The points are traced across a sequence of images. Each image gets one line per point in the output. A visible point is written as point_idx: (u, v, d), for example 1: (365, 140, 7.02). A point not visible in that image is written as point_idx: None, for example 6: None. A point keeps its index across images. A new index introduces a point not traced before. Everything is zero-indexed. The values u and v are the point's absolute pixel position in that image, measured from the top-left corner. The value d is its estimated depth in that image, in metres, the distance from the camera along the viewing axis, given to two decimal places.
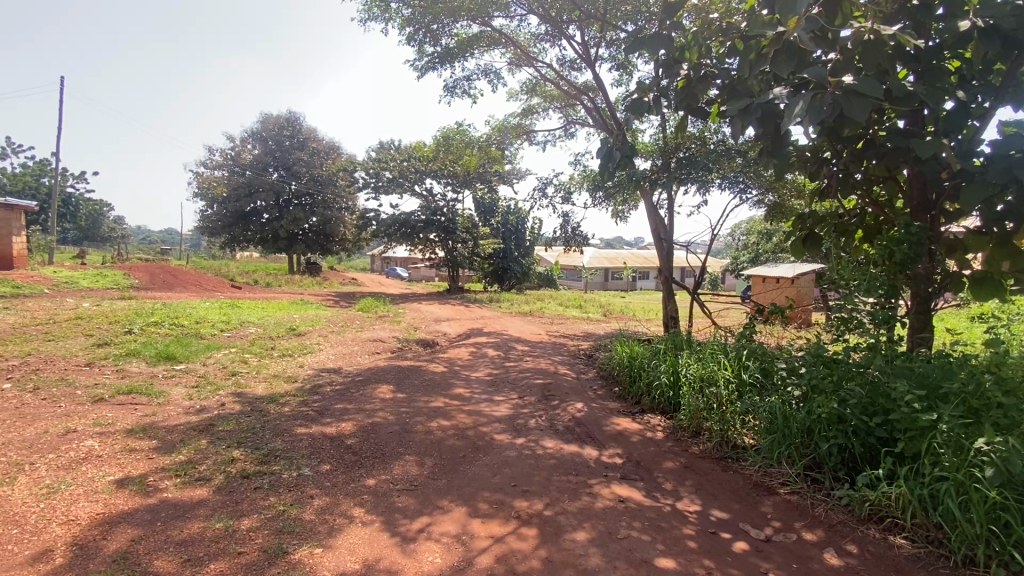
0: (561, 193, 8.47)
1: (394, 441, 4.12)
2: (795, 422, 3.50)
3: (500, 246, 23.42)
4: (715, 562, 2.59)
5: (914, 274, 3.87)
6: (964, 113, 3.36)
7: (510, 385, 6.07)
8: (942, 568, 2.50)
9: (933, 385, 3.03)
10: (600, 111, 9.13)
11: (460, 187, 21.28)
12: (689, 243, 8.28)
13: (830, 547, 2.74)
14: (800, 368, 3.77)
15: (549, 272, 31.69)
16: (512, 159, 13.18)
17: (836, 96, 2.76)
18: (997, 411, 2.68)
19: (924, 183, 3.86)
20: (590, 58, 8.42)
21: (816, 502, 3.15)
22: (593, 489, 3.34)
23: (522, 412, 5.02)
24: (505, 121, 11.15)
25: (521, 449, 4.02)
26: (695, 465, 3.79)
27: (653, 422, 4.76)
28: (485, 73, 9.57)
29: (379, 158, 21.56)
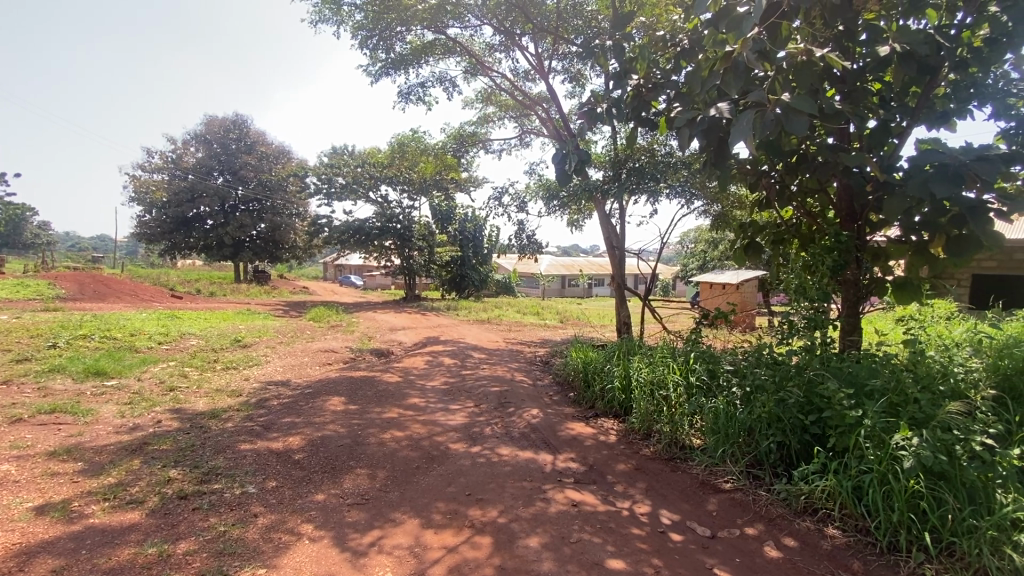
0: (516, 202, 8.53)
1: (345, 454, 4.01)
2: (736, 422, 3.66)
3: (457, 253, 23.30)
4: (664, 561, 2.66)
5: (842, 280, 4.15)
6: (885, 133, 3.63)
7: (466, 393, 6.03)
8: (870, 555, 2.66)
9: (861, 383, 3.25)
10: (553, 122, 9.32)
11: (416, 194, 21.07)
12: (640, 251, 8.52)
13: (769, 541, 2.87)
14: (743, 370, 3.97)
15: (506, 279, 31.82)
16: (469, 167, 13.22)
17: (775, 112, 2.94)
18: (914, 406, 2.91)
19: (850, 195, 4.14)
20: (543, 70, 8.58)
21: (757, 497, 3.29)
22: (546, 495, 3.37)
23: (478, 420, 5.00)
24: (461, 129, 11.18)
25: (476, 457, 4.01)
26: (645, 467, 3.90)
27: (605, 426, 4.85)
28: (440, 81, 9.59)
29: (331, 164, 21.10)
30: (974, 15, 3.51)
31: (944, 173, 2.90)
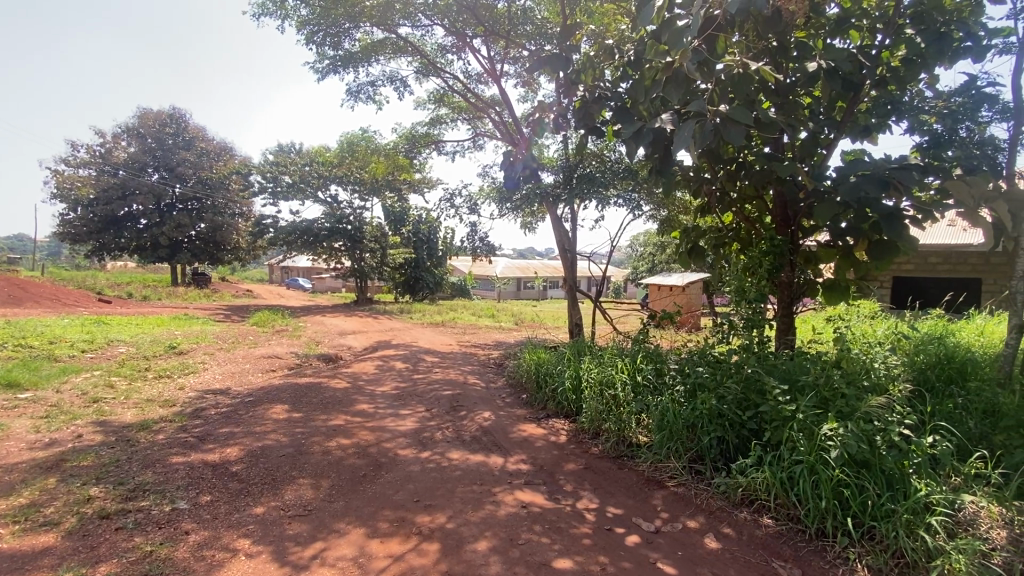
0: (468, 203, 8.50)
1: (287, 464, 3.85)
2: (680, 418, 3.78)
3: (411, 255, 22.95)
4: (609, 557, 2.71)
5: (778, 281, 4.38)
6: (814, 143, 3.88)
7: (417, 398, 5.93)
8: (800, 542, 2.81)
9: (794, 379, 3.43)
10: (506, 125, 9.37)
11: (367, 195, 20.60)
12: (592, 254, 8.70)
13: (710, 533, 2.98)
14: (686, 368, 4.12)
15: (461, 282, 31.65)
16: (421, 168, 13.06)
17: (714, 122, 3.09)
18: (841, 400, 3.10)
19: (783, 201, 4.38)
20: (495, 73, 8.61)
21: (699, 491, 3.41)
22: (495, 497, 3.36)
23: (428, 425, 4.92)
24: (412, 129, 11.04)
25: (425, 462, 3.94)
26: (593, 466, 3.96)
27: (556, 427, 4.90)
28: (391, 80, 9.44)
29: (276, 162, 20.31)
30: (892, 37, 3.80)
31: (866, 181, 3.11)
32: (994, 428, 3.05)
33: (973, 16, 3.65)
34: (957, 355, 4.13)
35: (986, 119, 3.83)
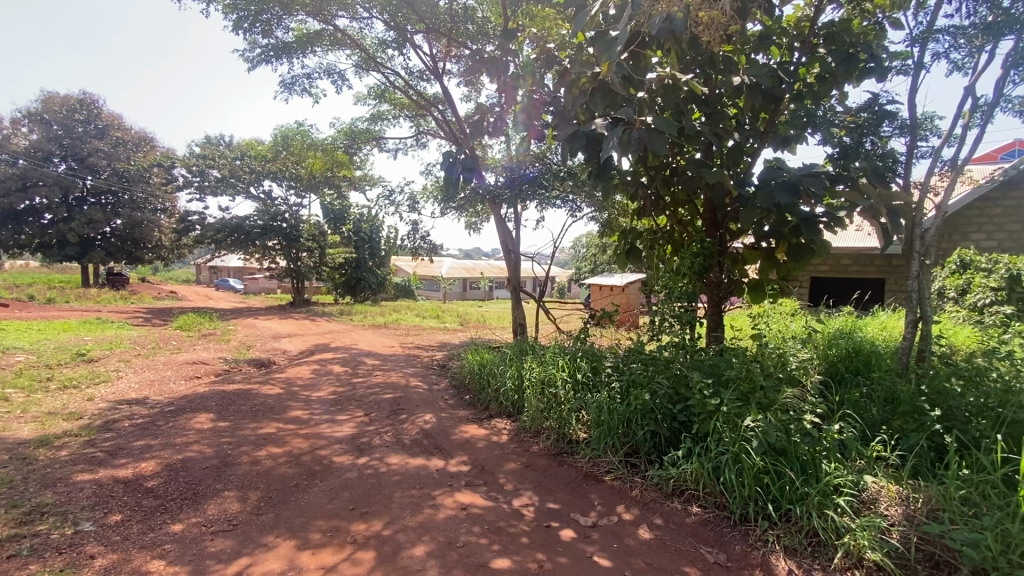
0: (410, 202, 8.34)
1: (211, 477, 3.61)
2: (616, 414, 3.90)
3: (351, 255, 22.22)
4: (546, 554, 2.74)
5: (708, 281, 4.63)
6: (739, 153, 4.15)
7: (356, 403, 5.73)
8: (726, 527, 2.97)
9: (719, 374, 3.62)
10: (449, 124, 9.27)
11: (304, 191, 19.67)
12: (535, 255, 8.76)
13: (643, 523, 3.09)
14: (622, 365, 4.25)
15: (405, 282, 30.99)
16: (362, 165, 12.65)
17: (640, 132, 3.31)
18: (760, 392, 3.31)
19: (711, 205, 4.62)
20: (437, 71, 8.50)
21: (634, 484, 3.52)
22: (435, 501, 3.31)
23: (367, 430, 4.78)
24: (352, 124, 10.63)
25: (362, 469, 3.83)
26: (533, 464, 3.99)
27: (498, 427, 4.90)
28: (328, 73, 9.09)
29: (203, 154, 19.05)
30: (807, 56, 4.12)
31: (782, 189, 3.34)
32: (891, 413, 3.36)
33: (877, 40, 4.01)
34: (863, 348, 4.51)
35: (889, 133, 4.21)
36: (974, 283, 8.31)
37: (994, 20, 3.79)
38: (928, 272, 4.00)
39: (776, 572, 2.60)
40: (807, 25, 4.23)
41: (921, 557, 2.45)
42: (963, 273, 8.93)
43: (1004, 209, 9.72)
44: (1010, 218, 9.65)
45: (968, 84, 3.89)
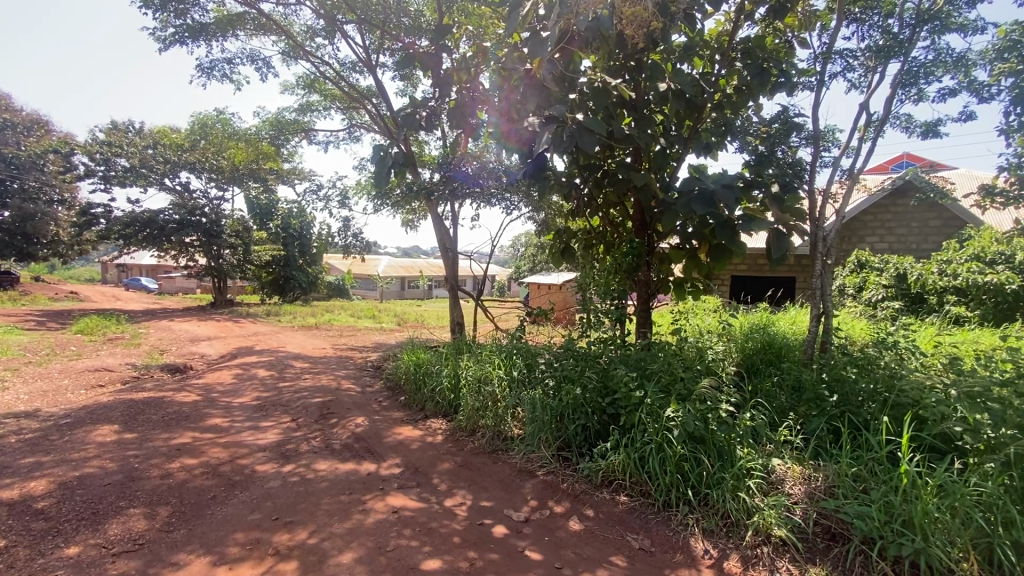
0: (340, 197, 8.04)
1: (113, 494, 3.31)
2: (549, 409, 3.97)
3: (280, 252, 21.10)
4: (478, 551, 2.75)
5: (637, 279, 4.84)
6: (664, 158, 4.36)
7: (282, 408, 5.45)
8: (650, 513, 3.12)
9: (645, 367, 3.79)
10: (383, 118, 9.02)
11: (226, 184, 18.41)
12: (472, 253, 8.73)
13: (574, 515, 3.17)
14: (555, 362, 4.33)
15: (339, 281, 29.88)
16: (291, 158, 12.03)
17: (571, 130, 3.48)
18: (681, 384, 3.50)
19: (640, 206, 4.81)
20: (371, 63, 8.25)
21: (565, 477, 3.61)
22: (365, 505, 3.22)
23: (293, 436, 4.57)
24: (278, 114, 10.07)
25: (287, 477, 3.65)
26: (468, 462, 3.99)
27: (433, 427, 4.85)
28: (252, 60, 8.56)
29: (108, 141, 17.36)
30: (727, 68, 4.38)
31: (700, 193, 3.56)
32: (797, 401, 3.66)
33: (787, 57, 4.35)
34: (774, 341, 4.88)
35: (796, 143, 4.59)
36: (869, 280, 9.40)
37: (883, 45, 4.24)
38: (829, 271, 4.39)
39: (695, 553, 2.77)
40: (726, 39, 4.52)
41: (819, 530, 2.70)
42: (860, 272, 9.88)
43: (893, 214, 10.83)
44: (898, 223, 10.77)
45: (863, 101, 4.31)
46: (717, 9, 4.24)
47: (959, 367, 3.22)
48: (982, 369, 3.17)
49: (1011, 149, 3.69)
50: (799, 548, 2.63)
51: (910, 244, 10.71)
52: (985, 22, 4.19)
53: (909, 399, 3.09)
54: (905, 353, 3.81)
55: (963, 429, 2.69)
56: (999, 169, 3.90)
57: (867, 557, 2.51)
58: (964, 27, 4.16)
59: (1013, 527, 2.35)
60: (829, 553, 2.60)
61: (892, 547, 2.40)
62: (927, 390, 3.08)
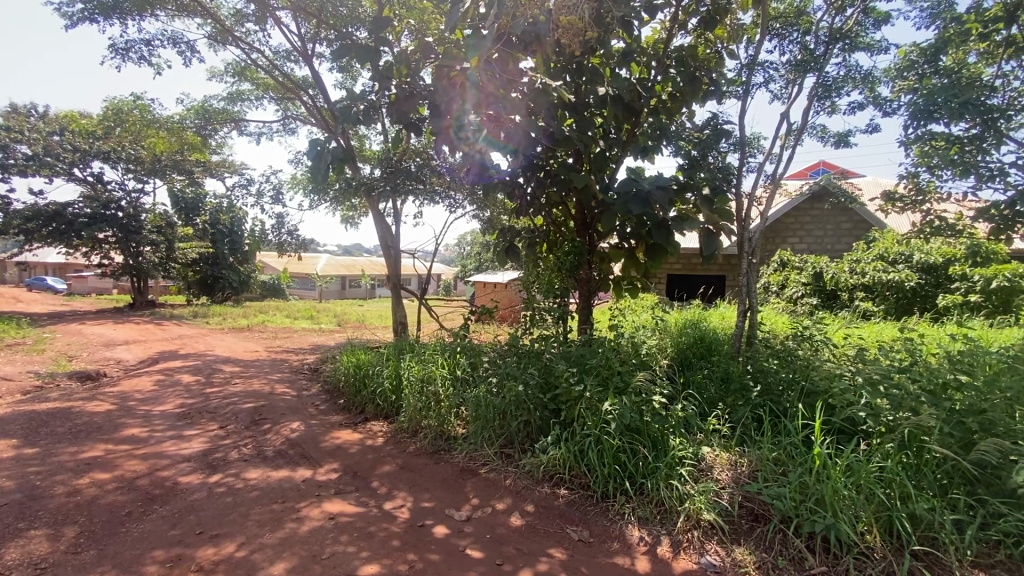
0: (273, 192, 7.65)
1: (9, 516, 2.99)
2: (492, 406, 3.98)
3: (208, 250, 19.83)
4: (418, 554, 2.71)
5: (578, 278, 4.95)
6: (603, 160, 4.47)
7: (209, 415, 5.13)
8: (589, 505, 3.20)
9: (584, 363, 3.89)
10: (320, 110, 8.68)
11: (147, 176, 17.06)
12: (415, 251, 8.59)
13: (515, 511, 3.20)
14: (498, 360, 4.35)
15: (274, 280, 28.50)
16: (219, 149, 11.32)
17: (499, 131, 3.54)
18: (618, 378, 3.63)
19: (581, 206, 4.91)
20: (306, 53, 7.91)
21: (507, 474, 3.64)
22: (299, 513, 3.10)
23: (221, 444, 4.31)
24: (204, 102, 9.45)
25: (214, 487, 3.44)
26: (409, 464, 3.92)
27: (373, 429, 4.72)
28: (173, 42, 7.96)
29: (5, 125, 15.62)
30: (662, 74, 4.57)
31: (637, 194, 3.69)
32: (726, 391, 3.88)
33: (717, 66, 4.59)
34: (705, 336, 5.14)
35: (726, 149, 4.85)
36: (790, 278, 10.10)
37: (801, 59, 4.56)
38: (755, 269, 4.68)
39: (631, 541, 2.87)
40: (661, 46, 4.70)
41: (743, 511, 2.88)
42: (783, 270, 10.55)
43: (811, 217, 11.70)
44: (815, 225, 11.66)
45: (784, 110, 4.63)
46: (653, 17, 4.41)
47: (864, 357, 3.53)
48: (883, 358, 3.49)
49: (908, 160, 4.09)
50: (726, 530, 2.79)
51: (826, 245, 11.63)
52: (887, 43, 4.61)
53: (822, 387, 3.35)
54: (819, 344, 4.13)
55: (867, 412, 2.95)
56: (899, 177, 4.31)
57: (785, 534, 2.70)
58: (870, 47, 4.56)
59: (908, 500, 2.60)
60: (752, 533, 2.78)
61: (807, 524, 2.60)
62: (837, 378, 3.36)
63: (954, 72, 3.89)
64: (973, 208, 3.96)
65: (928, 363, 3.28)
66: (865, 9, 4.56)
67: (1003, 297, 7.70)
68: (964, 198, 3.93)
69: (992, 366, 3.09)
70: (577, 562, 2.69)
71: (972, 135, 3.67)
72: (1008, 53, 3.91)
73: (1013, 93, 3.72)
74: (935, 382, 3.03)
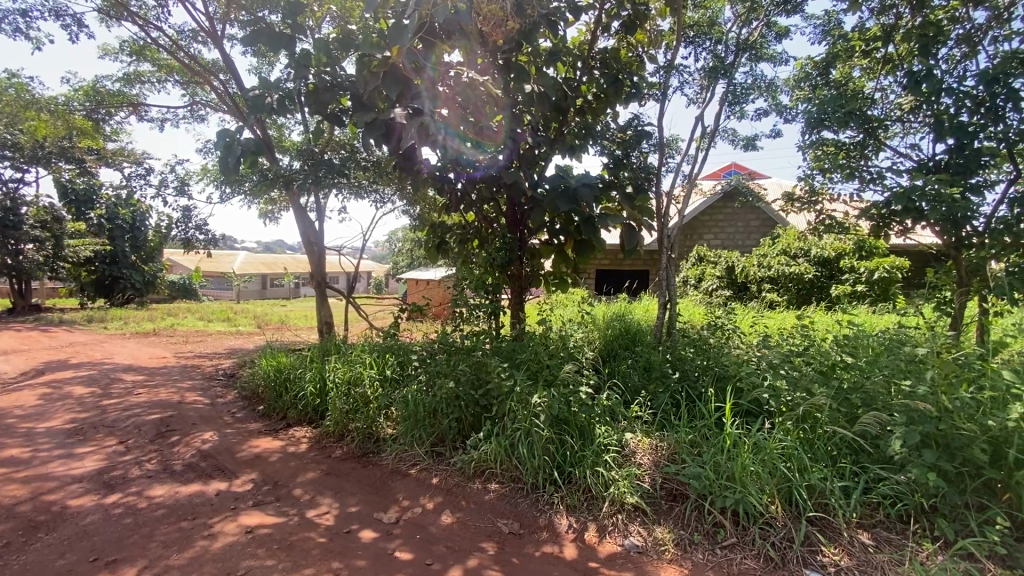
0: (178, 183, 7.04)
1: None
2: (423, 405, 3.93)
3: (105, 247, 17.94)
4: (343, 561, 2.62)
5: (508, 274, 4.98)
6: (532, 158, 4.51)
7: (106, 430, 4.65)
8: (520, 497, 3.25)
9: (514, 357, 3.94)
10: (233, 97, 8.09)
11: (27, 164, 15.13)
12: (341, 248, 8.25)
13: (446, 509, 3.18)
14: (428, 357, 4.29)
15: (185, 280, 26.33)
16: (114, 135, 10.25)
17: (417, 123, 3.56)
18: (546, 371, 3.70)
19: (511, 203, 4.93)
20: (215, 34, 7.35)
21: (438, 472, 3.60)
22: (212, 529, 2.89)
23: (121, 461, 3.92)
24: (95, 83, 8.50)
25: (111, 509, 3.13)
26: (335, 469, 3.77)
27: (296, 436, 4.50)
28: (55, 14, 7.09)
29: None
30: (587, 75, 4.70)
31: (565, 191, 3.74)
32: (647, 379, 4.08)
33: (638, 69, 4.78)
34: (630, 327, 5.37)
35: (647, 149, 5.07)
36: (706, 273, 10.80)
37: (713, 66, 4.86)
38: (673, 264, 4.95)
39: (560, 530, 2.94)
40: (586, 48, 4.83)
41: (664, 492, 3.05)
42: (700, 265, 11.23)
43: (724, 215, 12.56)
44: (728, 222, 12.54)
45: (699, 114, 4.93)
46: (578, 19, 4.51)
47: (768, 343, 3.85)
48: (784, 344, 3.82)
49: (806, 164, 4.48)
50: (648, 511, 2.94)
51: (737, 241, 12.52)
52: (786, 56, 5.02)
53: (731, 372, 3.62)
54: (729, 333, 4.44)
55: (770, 394, 3.22)
56: (797, 179, 4.72)
57: (701, 510, 2.90)
58: (773, 58, 4.94)
59: (804, 471, 2.86)
60: (672, 512, 2.95)
61: (719, 499, 2.80)
62: (744, 363, 3.64)
63: (843, 84, 4.30)
64: (857, 208, 4.41)
65: (820, 346, 3.63)
66: (768, 23, 4.93)
67: (883, 287, 8.79)
68: (850, 198, 4.35)
69: (873, 348, 3.48)
70: (507, 555, 2.72)
71: (856, 142, 4.10)
72: (886, 69, 4.27)
73: (890, 104, 4.17)
74: (827, 363, 3.36)
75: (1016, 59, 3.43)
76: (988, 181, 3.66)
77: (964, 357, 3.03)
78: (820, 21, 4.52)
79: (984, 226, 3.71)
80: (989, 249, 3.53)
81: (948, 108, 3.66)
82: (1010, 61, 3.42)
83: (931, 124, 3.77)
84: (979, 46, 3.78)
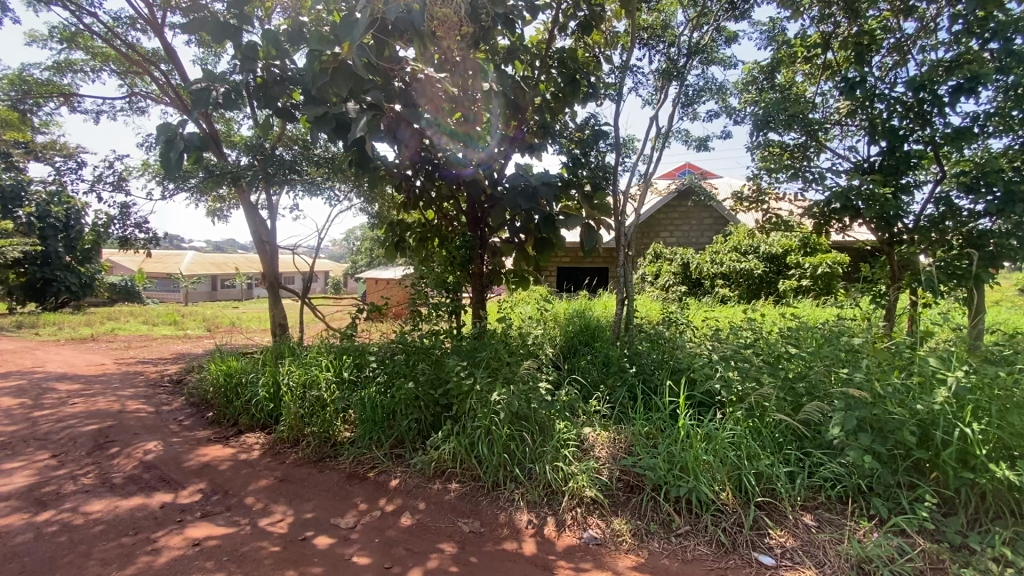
0: (115, 179, 6.62)
1: None
2: (382, 407, 3.87)
3: (36, 248, 16.73)
4: (297, 570, 2.54)
5: (468, 272, 4.95)
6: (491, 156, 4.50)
7: (37, 443, 4.33)
8: (481, 496, 3.25)
9: (474, 356, 3.93)
10: (176, 88, 7.68)
11: None
12: (295, 248, 7.99)
13: (405, 511, 3.14)
14: (386, 359, 4.21)
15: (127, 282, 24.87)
16: (43, 127, 9.54)
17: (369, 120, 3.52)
18: (506, 368, 3.70)
19: (470, 201, 4.90)
20: (156, 22, 6.95)
21: (398, 474, 3.55)
22: (156, 544, 2.75)
23: (55, 476, 3.67)
24: (20, 71, 7.88)
25: (43, 527, 2.92)
26: (290, 476, 3.66)
27: (249, 442, 4.34)
28: None
29: None
30: (545, 75, 4.72)
31: (524, 190, 3.77)
32: (606, 373, 4.16)
33: (594, 69, 4.84)
34: (590, 324, 5.45)
35: (604, 148, 5.15)
36: (663, 269, 11.14)
37: (666, 68, 4.99)
38: (630, 262, 5.04)
39: (519, 526, 2.96)
40: (543, 47, 4.86)
41: (621, 484, 3.13)
42: (657, 262, 11.53)
43: (679, 213, 12.96)
44: (683, 221, 12.93)
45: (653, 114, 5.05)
46: (535, 18, 4.52)
47: (719, 336, 3.99)
48: (734, 337, 3.96)
49: (754, 164, 4.67)
50: (606, 504, 3.01)
51: (692, 238, 12.93)
52: (735, 59, 5.21)
53: (685, 365, 3.74)
54: (683, 327, 4.57)
55: (721, 385, 3.34)
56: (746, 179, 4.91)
57: (656, 501, 2.98)
58: (722, 62, 5.13)
59: (753, 458, 2.99)
60: (629, 503, 3.03)
61: (673, 489, 2.89)
62: (697, 356, 3.76)
63: (786, 88, 4.51)
64: (801, 207, 4.63)
65: (768, 338, 3.79)
66: (718, 27, 5.11)
67: (826, 281, 9.29)
68: (794, 198, 4.57)
69: (815, 339, 3.66)
70: (467, 554, 2.72)
71: (799, 143, 4.30)
72: (826, 75, 4.50)
73: (830, 109, 4.40)
74: (773, 354, 3.52)
75: (941, 68, 3.67)
76: (916, 181, 3.93)
77: (896, 346, 3.25)
78: (766, 27, 4.71)
79: (914, 223, 3.99)
80: (917, 245, 3.80)
81: (881, 112, 3.90)
82: (936, 70, 3.66)
83: (866, 128, 4.01)
84: (908, 55, 4.04)
